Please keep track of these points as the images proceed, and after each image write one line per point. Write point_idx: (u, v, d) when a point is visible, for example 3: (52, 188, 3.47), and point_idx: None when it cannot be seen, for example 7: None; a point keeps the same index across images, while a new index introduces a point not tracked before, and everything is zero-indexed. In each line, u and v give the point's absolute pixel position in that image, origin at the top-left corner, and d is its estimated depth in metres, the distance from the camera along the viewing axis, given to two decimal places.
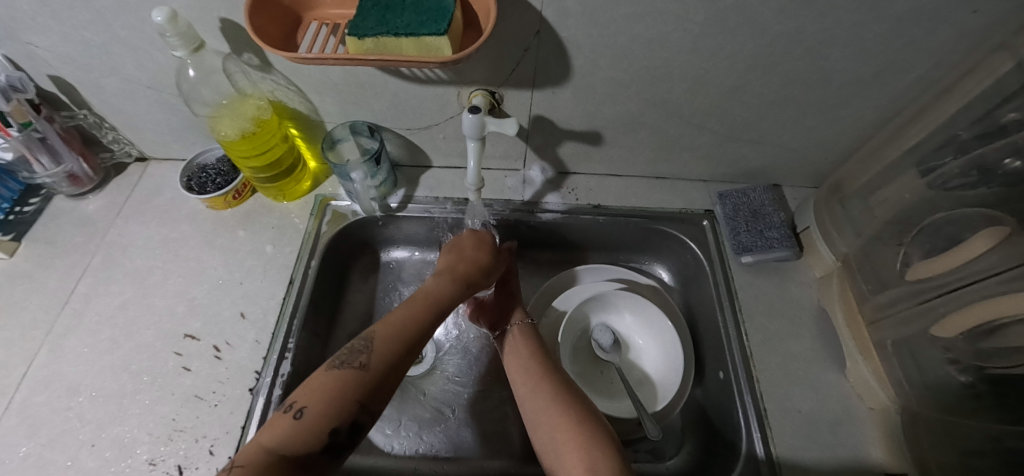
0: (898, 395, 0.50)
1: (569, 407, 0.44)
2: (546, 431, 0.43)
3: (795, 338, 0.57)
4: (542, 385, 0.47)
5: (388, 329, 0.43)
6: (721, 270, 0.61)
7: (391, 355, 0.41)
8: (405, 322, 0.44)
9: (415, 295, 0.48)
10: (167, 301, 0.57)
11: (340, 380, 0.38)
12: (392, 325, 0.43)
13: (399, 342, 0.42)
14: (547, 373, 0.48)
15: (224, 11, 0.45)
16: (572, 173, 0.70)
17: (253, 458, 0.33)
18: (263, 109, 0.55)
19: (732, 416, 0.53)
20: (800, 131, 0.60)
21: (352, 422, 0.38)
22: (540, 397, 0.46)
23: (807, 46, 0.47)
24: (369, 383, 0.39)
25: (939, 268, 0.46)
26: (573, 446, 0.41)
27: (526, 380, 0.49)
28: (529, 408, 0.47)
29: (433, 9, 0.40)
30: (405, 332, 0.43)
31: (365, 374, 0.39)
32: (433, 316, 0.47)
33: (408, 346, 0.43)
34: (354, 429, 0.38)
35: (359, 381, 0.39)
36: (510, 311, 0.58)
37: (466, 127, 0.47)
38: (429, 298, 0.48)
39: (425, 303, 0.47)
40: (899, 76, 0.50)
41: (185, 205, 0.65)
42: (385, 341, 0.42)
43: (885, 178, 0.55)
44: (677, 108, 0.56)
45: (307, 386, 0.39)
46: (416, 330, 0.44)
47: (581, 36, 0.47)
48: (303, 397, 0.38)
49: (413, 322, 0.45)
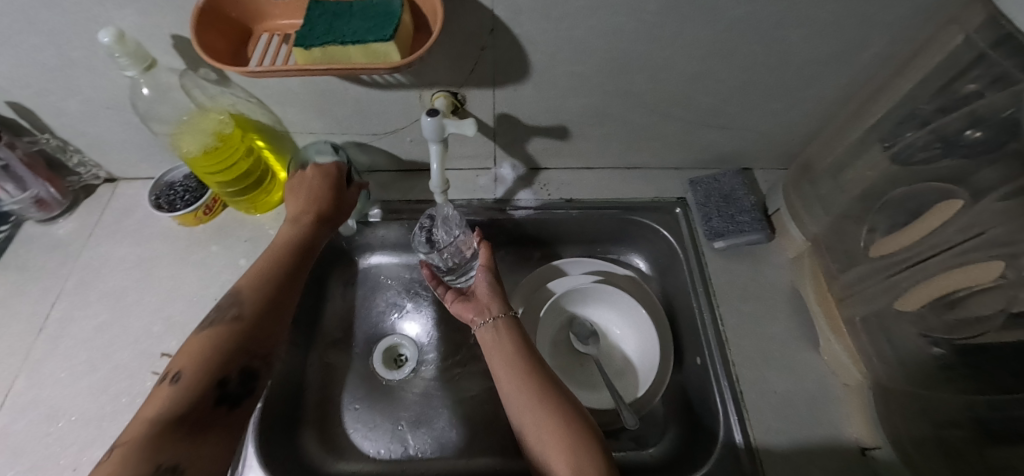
0: (871, 371, 0.50)
1: (552, 406, 0.44)
2: (533, 432, 0.43)
3: (769, 319, 0.58)
4: (524, 383, 0.46)
5: (251, 287, 0.46)
6: (695, 257, 0.62)
7: (261, 301, 0.45)
8: (268, 273, 0.48)
9: (274, 248, 0.51)
10: (142, 321, 0.57)
11: (215, 335, 0.41)
12: (254, 278, 0.47)
13: (266, 287, 0.46)
14: (529, 371, 0.47)
15: (174, 27, 0.45)
16: (543, 169, 0.70)
17: (134, 430, 0.33)
18: (226, 123, 0.54)
19: (711, 401, 0.54)
20: (765, 115, 0.60)
21: (243, 370, 0.40)
22: (525, 396, 0.45)
23: (762, 30, 0.47)
24: (245, 327, 0.42)
25: (901, 243, 0.46)
26: (558, 447, 0.41)
27: (509, 376, 0.48)
28: (515, 409, 0.46)
29: (380, 14, 0.39)
30: (274, 279, 0.47)
31: (240, 323, 0.42)
32: (295, 262, 0.50)
33: (281, 289, 0.47)
34: (246, 376, 0.40)
35: (234, 330, 0.42)
36: (489, 307, 0.54)
37: (425, 129, 0.47)
38: (287, 247, 0.51)
39: (284, 247, 0.51)
40: (857, 55, 0.51)
41: (157, 224, 0.65)
42: (251, 293, 0.45)
43: (850, 157, 0.55)
44: (641, 98, 0.57)
45: (183, 354, 0.40)
46: (280, 273, 0.48)
47: (537, 32, 0.47)
48: (181, 363, 0.39)
49: (273, 265, 0.49)
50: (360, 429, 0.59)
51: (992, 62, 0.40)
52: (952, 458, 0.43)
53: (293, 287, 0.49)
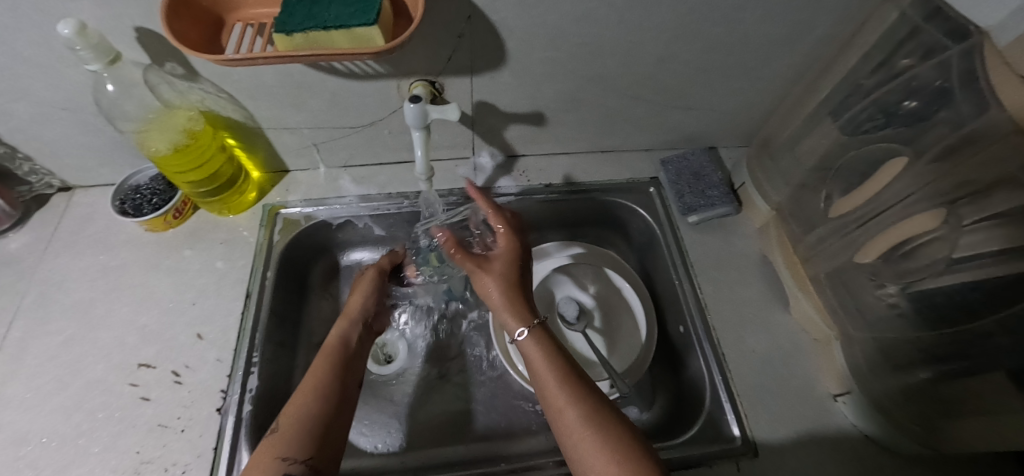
0: (836, 323, 0.55)
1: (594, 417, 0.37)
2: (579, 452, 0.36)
3: (742, 285, 0.62)
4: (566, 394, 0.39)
5: (301, 393, 0.41)
6: (672, 232, 0.65)
7: (320, 399, 0.41)
8: (319, 380, 0.43)
9: (322, 350, 0.48)
10: (114, 333, 0.54)
11: (274, 443, 0.37)
12: (313, 373, 0.43)
13: (315, 395, 0.41)
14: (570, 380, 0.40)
15: (139, 19, 0.43)
16: (521, 157, 0.71)
17: None
18: (195, 119, 0.53)
19: (695, 365, 0.57)
20: (727, 94, 0.64)
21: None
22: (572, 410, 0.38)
23: (721, 12, 0.51)
24: (304, 441, 0.37)
25: (855, 202, 0.51)
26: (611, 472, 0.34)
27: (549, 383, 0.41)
28: (557, 425, 0.38)
29: (360, 0, 0.40)
30: (324, 389, 0.42)
31: (282, 432, 0.38)
32: (341, 363, 0.46)
33: (334, 405, 0.42)
34: None
35: (291, 438, 0.37)
36: (513, 320, 0.47)
37: (409, 117, 0.48)
38: (333, 346, 0.48)
39: (334, 347, 0.48)
40: (805, 34, 0.55)
41: (122, 231, 0.61)
42: (293, 399, 0.41)
43: (804, 130, 0.60)
44: (613, 81, 0.59)
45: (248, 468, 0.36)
46: (337, 370, 0.45)
47: (512, 18, 0.48)
48: None
49: (328, 363, 0.45)
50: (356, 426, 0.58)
51: None
52: (910, 396, 0.48)
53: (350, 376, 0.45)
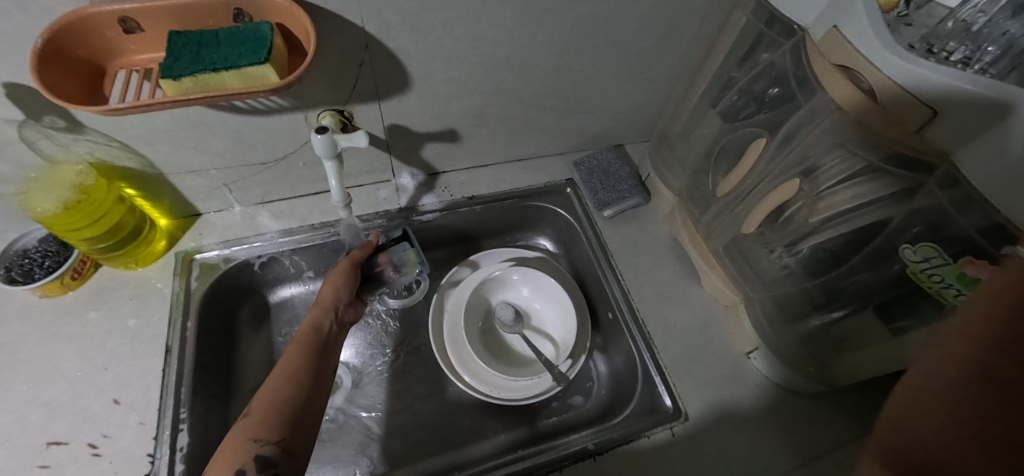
0: (738, 288, 0.62)
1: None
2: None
3: (658, 267, 0.68)
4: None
5: (276, 380, 0.46)
6: (589, 225, 0.70)
7: (291, 384, 0.46)
8: (292, 367, 0.48)
9: (297, 337, 0.52)
10: (13, 415, 0.49)
11: (248, 425, 0.42)
12: (286, 361, 0.48)
13: (288, 381, 0.46)
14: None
15: (3, 75, 0.41)
16: (442, 173, 0.73)
17: None
18: (85, 173, 0.50)
19: (626, 347, 0.62)
20: (622, 96, 0.70)
21: (259, 460, 0.40)
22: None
23: (600, 25, 0.56)
24: (274, 420, 0.43)
25: (734, 181, 0.58)
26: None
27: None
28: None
29: (250, 39, 0.40)
30: (297, 376, 0.47)
31: (255, 418, 0.43)
32: (314, 351, 0.50)
33: (306, 390, 0.46)
34: (263, 464, 0.40)
35: (260, 420, 0.42)
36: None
37: (318, 148, 0.49)
38: (308, 334, 0.52)
39: (308, 334, 0.52)
40: (676, 38, 0.62)
41: (8, 302, 0.56)
42: (266, 388, 0.45)
43: (690, 122, 0.68)
44: (517, 93, 0.63)
45: (225, 448, 0.41)
46: (309, 358, 0.49)
47: (408, 44, 0.51)
48: (221, 462, 0.40)
49: (300, 352, 0.49)
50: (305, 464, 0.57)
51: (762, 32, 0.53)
52: (806, 341, 0.56)
53: (323, 361, 0.50)
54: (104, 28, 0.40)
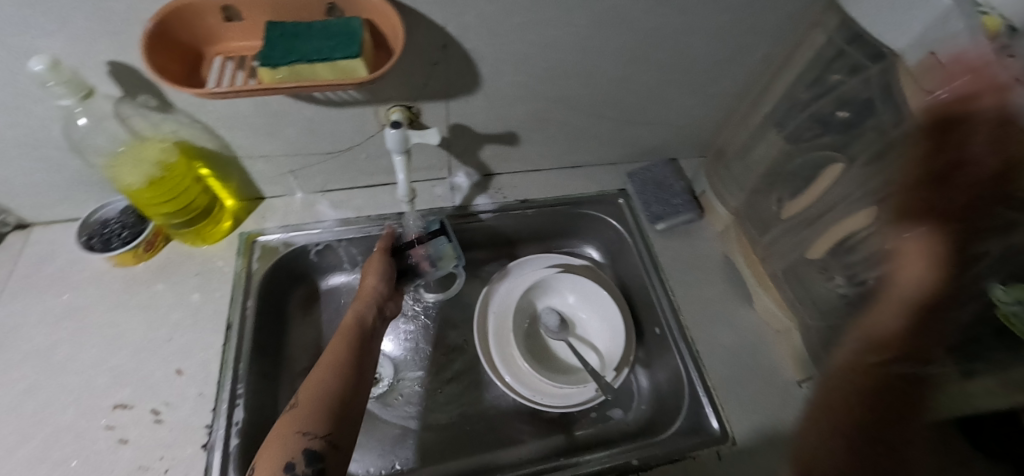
0: (794, 314, 0.60)
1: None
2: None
3: (709, 285, 0.67)
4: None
5: (321, 370, 0.46)
6: (641, 239, 0.69)
7: (335, 376, 0.45)
8: (336, 359, 0.47)
9: (340, 329, 0.52)
10: (83, 376, 0.51)
11: (294, 418, 0.41)
12: (330, 354, 0.48)
13: (333, 373, 0.46)
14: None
15: (111, 54, 0.43)
16: (496, 174, 0.74)
17: None
18: (169, 151, 0.52)
19: (672, 364, 0.61)
20: (682, 110, 0.70)
21: (307, 452, 0.39)
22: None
23: (672, 38, 0.56)
24: (320, 413, 0.42)
25: (802, 205, 0.56)
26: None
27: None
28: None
29: (342, 33, 0.41)
30: (342, 368, 0.46)
31: (302, 409, 0.42)
32: (357, 343, 0.50)
33: (351, 382, 0.46)
34: (312, 457, 0.39)
35: (306, 412, 0.42)
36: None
37: (390, 142, 0.50)
38: (351, 326, 0.52)
39: (350, 327, 0.52)
40: (746, 55, 0.61)
41: (86, 268, 0.59)
42: (312, 379, 0.45)
43: (752, 140, 0.66)
44: (579, 101, 0.63)
45: (271, 440, 0.41)
46: (352, 350, 0.49)
47: (484, 46, 0.51)
48: (269, 454, 0.39)
49: (343, 345, 0.49)
50: None
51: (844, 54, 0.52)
52: None
53: (366, 353, 0.50)
54: (207, 15, 0.41)
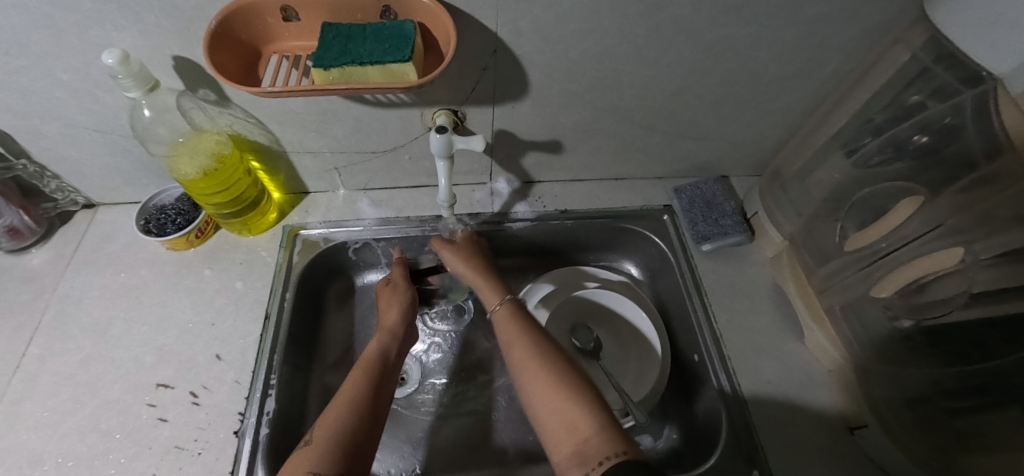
0: (850, 354, 0.55)
1: (552, 368, 0.44)
2: (528, 384, 0.45)
3: (755, 314, 0.63)
4: (543, 372, 0.44)
5: (338, 407, 0.44)
6: (685, 260, 0.66)
7: (349, 414, 0.44)
8: (354, 395, 0.46)
9: (359, 364, 0.51)
10: (132, 352, 0.54)
11: (305, 457, 0.40)
12: (346, 390, 0.47)
13: (348, 411, 0.44)
14: (548, 360, 0.45)
15: (178, 49, 0.45)
16: (537, 182, 0.73)
17: None
18: (224, 143, 0.54)
19: (710, 396, 0.57)
20: (739, 126, 0.66)
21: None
22: (526, 357, 0.47)
23: (737, 50, 0.52)
24: (332, 453, 0.40)
25: (870, 237, 0.51)
26: (552, 389, 0.42)
27: (512, 344, 0.49)
28: (515, 368, 0.47)
29: (395, 36, 0.41)
30: (358, 406, 0.45)
31: (315, 447, 0.40)
32: (376, 380, 0.49)
33: (365, 422, 0.44)
34: None
35: (318, 451, 0.40)
36: (492, 296, 0.57)
37: (434, 146, 0.49)
38: (370, 361, 0.51)
39: (367, 364, 0.50)
40: (817, 72, 0.57)
41: (142, 249, 0.62)
42: (328, 416, 0.43)
43: (816, 162, 0.62)
44: (629, 112, 0.61)
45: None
46: (368, 386, 0.47)
47: (535, 53, 0.50)
48: None
49: (359, 381, 0.48)
50: None
51: (933, 76, 0.47)
52: (925, 427, 0.47)
53: (384, 391, 0.48)
54: (267, 15, 0.42)
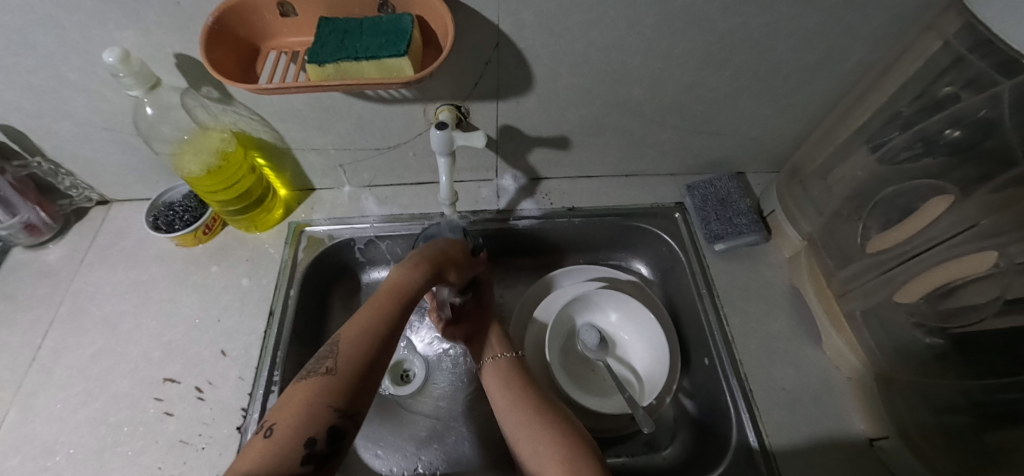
0: (872, 362, 0.52)
1: (550, 420, 0.43)
2: (526, 438, 0.42)
3: (771, 317, 0.60)
4: (525, 396, 0.47)
5: (357, 334, 0.38)
6: (697, 260, 0.64)
7: (363, 354, 0.38)
8: (377, 323, 0.40)
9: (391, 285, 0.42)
10: (141, 347, 0.55)
11: (315, 386, 0.35)
12: (368, 318, 0.40)
13: (367, 339, 0.38)
14: (531, 388, 0.48)
15: (179, 47, 0.45)
16: (544, 179, 0.71)
17: None
18: (228, 141, 0.54)
19: (721, 402, 0.55)
20: (756, 120, 0.63)
21: (331, 431, 0.35)
22: (521, 408, 0.46)
23: (752, 40, 0.50)
24: (345, 388, 0.36)
25: (894, 239, 0.48)
26: (545, 431, 0.42)
27: (507, 394, 0.48)
28: (508, 420, 0.46)
29: (391, 31, 0.39)
30: (376, 336, 0.39)
31: (333, 378, 0.36)
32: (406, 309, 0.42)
33: (382, 351, 0.39)
34: (335, 436, 0.35)
35: (332, 384, 0.36)
36: (495, 343, 0.55)
37: (435, 143, 0.48)
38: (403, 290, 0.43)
39: (392, 290, 0.42)
40: (840, 63, 0.54)
41: (153, 245, 0.63)
42: (357, 341, 0.38)
43: (839, 158, 0.58)
44: (639, 107, 0.58)
45: (284, 404, 0.35)
46: (392, 321, 0.40)
47: (539, 46, 0.48)
48: (279, 416, 0.34)
49: (384, 310, 0.41)
50: (371, 447, 0.58)
51: (969, 66, 0.43)
52: (952, 442, 0.45)
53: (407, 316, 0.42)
54: (264, 11, 0.41)
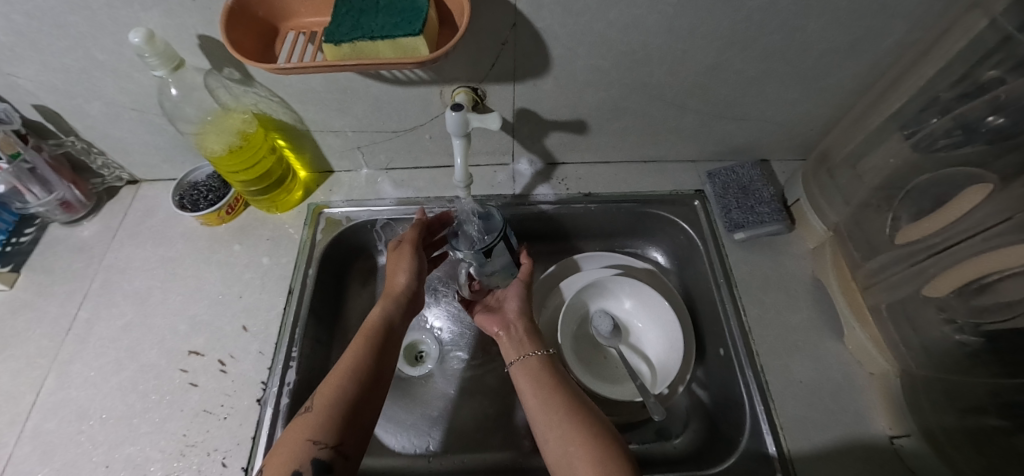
0: (896, 358, 0.50)
1: (583, 423, 0.42)
2: (556, 439, 0.42)
3: (791, 308, 0.58)
4: (555, 396, 0.45)
5: (338, 374, 0.44)
6: (715, 248, 0.62)
7: (342, 392, 0.42)
8: (355, 363, 0.45)
9: (362, 329, 0.50)
10: (168, 320, 0.57)
11: (301, 425, 0.40)
12: (348, 359, 0.46)
13: (349, 377, 0.44)
14: (559, 386, 0.47)
15: (201, 28, 0.46)
16: (560, 164, 0.71)
17: None
18: (249, 122, 0.55)
19: (735, 392, 0.54)
20: (782, 105, 0.60)
21: (316, 463, 0.38)
22: (551, 407, 0.44)
23: (781, 19, 0.47)
24: (324, 422, 0.40)
25: (926, 230, 0.46)
26: (580, 439, 0.40)
27: (537, 393, 0.46)
28: (539, 420, 0.44)
29: (407, 10, 0.39)
30: (359, 372, 0.45)
31: (316, 415, 0.41)
32: (379, 347, 0.48)
33: (366, 388, 0.44)
34: (321, 467, 0.38)
35: (312, 421, 0.40)
36: (527, 342, 0.53)
37: (449, 124, 0.47)
38: (373, 328, 0.50)
39: (368, 333, 0.49)
40: (875, 43, 0.51)
41: (180, 224, 0.66)
42: (331, 380, 0.44)
43: (871, 145, 0.55)
44: (659, 90, 0.57)
45: (283, 439, 0.40)
46: (370, 360, 0.46)
47: (557, 26, 0.47)
48: (275, 451, 0.40)
49: (361, 351, 0.47)
50: (384, 424, 0.59)
51: (1018, 45, 0.40)
52: (980, 443, 0.43)
53: (386, 355, 0.48)
54: None
